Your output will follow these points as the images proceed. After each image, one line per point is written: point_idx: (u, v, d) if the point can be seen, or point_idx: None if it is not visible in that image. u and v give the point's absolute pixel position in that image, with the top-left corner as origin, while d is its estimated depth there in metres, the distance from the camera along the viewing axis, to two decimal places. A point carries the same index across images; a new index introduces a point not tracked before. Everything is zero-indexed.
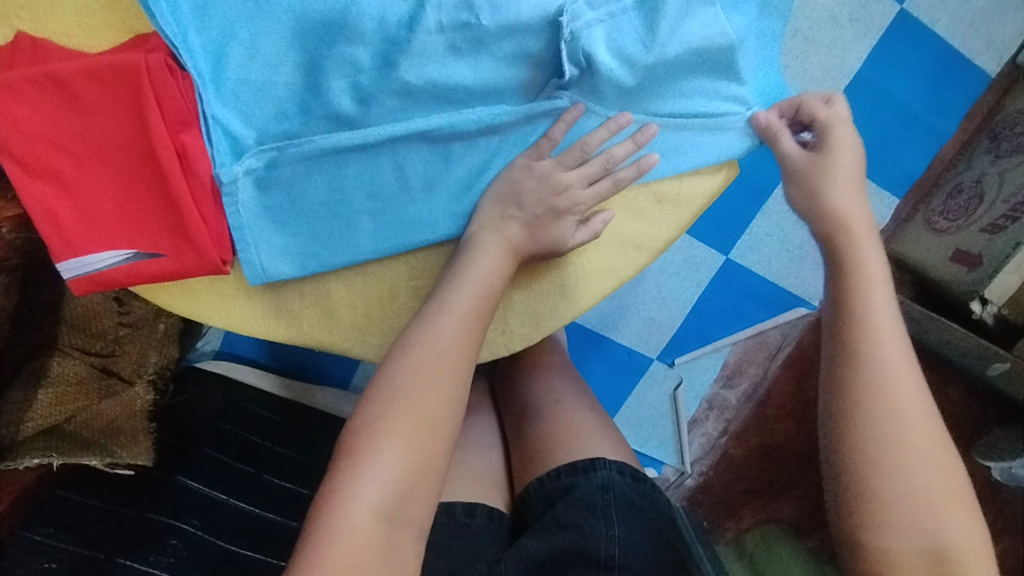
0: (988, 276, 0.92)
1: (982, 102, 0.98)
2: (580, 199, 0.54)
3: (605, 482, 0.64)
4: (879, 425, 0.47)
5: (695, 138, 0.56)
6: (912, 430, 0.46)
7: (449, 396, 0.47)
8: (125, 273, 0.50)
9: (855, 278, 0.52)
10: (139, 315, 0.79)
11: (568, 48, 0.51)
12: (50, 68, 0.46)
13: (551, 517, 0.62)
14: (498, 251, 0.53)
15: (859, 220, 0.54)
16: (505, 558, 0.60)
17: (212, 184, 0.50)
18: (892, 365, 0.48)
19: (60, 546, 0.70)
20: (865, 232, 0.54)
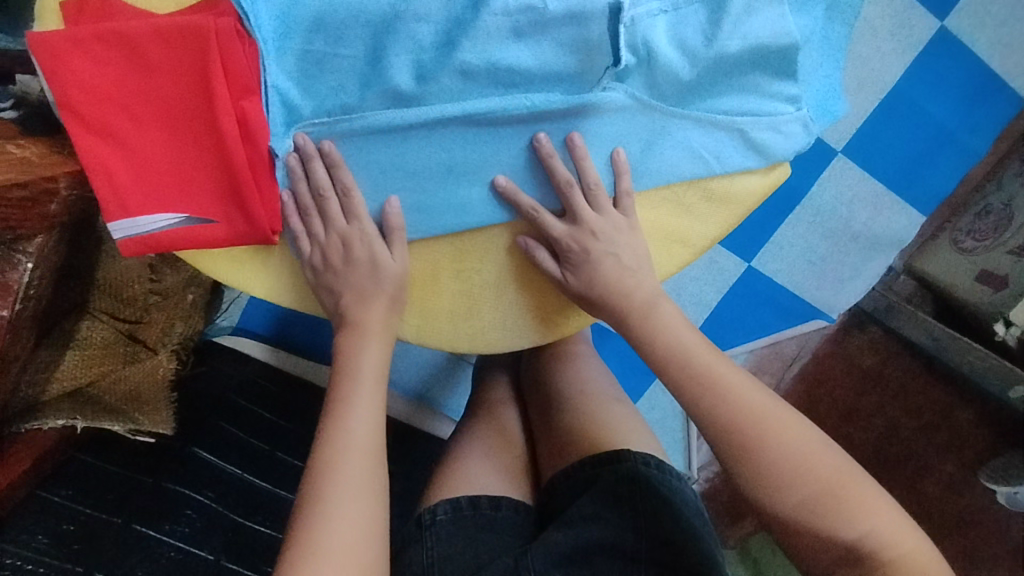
0: (1012, 299, 0.90)
1: (1016, 126, 0.98)
2: (369, 238, 0.53)
3: (631, 473, 0.64)
4: (773, 480, 0.48)
5: (747, 137, 0.55)
6: (796, 459, 0.49)
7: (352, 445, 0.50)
8: (175, 237, 0.50)
9: (664, 362, 0.53)
10: (170, 284, 0.77)
11: (628, 36, 0.51)
12: (118, 25, 0.46)
13: (576, 509, 0.63)
14: (380, 300, 0.54)
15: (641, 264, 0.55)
16: (532, 550, 0.61)
17: (269, 154, 0.50)
18: (748, 415, 0.50)
19: (78, 508, 0.72)
20: (641, 296, 0.55)
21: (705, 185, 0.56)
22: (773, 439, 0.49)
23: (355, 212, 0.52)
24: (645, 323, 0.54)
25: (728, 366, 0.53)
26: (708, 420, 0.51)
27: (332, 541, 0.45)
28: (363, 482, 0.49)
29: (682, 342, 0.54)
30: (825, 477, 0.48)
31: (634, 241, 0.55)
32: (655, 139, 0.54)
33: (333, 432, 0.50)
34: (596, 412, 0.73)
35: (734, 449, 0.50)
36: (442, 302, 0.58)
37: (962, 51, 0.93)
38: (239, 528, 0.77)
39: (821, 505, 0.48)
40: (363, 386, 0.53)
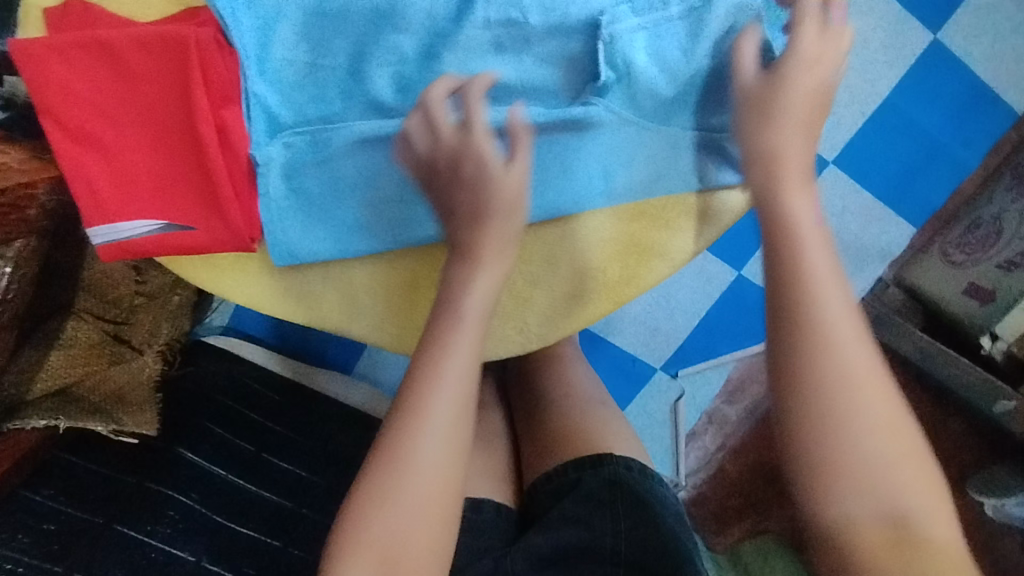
0: (1000, 312, 0.91)
1: (1006, 140, 0.95)
2: (485, 154, 0.49)
3: (611, 477, 0.66)
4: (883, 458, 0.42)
5: (722, 151, 0.55)
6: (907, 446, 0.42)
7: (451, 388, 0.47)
8: (154, 243, 0.51)
9: (795, 281, 0.45)
10: (156, 286, 0.82)
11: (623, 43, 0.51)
12: (99, 32, 0.46)
13: (558, 512, 0.63)
14: (505, 201, 0.50)
15: (796, 180, 0.48)
16: (512, 553, 0.62)
17: (248, 163, 0.50)
18: (868, 377, 0.43)
19: (60, 509, 0.71)
20: (796, 170, 0.49)
21: (681, 202, 0.58)
22: (876, 418, 0.42)
23: (473, 123, 0.49)
24: (786, 244, 0.46)
25: (858, 324, 0.45)
26: (818, 369, 0.43)
27: (405, 488, 0.44)
28: (446, 433, 0.46)
29: (816, 275, 0.45)
30: (911, 484, 0.42)
31: (803, 153, 0.49)
32: (632, 153, 0.55)
33: (433, 368, 0.47)
34: (580, 414, 0.73)
35: (830, 412, 0.42)
36: (422, 312, 0.58)
37: (953, 64, 0.92)
38: (220, 530, 0.75)
39: (909, 510, 0.41)
40: (473, 326, 0.49)
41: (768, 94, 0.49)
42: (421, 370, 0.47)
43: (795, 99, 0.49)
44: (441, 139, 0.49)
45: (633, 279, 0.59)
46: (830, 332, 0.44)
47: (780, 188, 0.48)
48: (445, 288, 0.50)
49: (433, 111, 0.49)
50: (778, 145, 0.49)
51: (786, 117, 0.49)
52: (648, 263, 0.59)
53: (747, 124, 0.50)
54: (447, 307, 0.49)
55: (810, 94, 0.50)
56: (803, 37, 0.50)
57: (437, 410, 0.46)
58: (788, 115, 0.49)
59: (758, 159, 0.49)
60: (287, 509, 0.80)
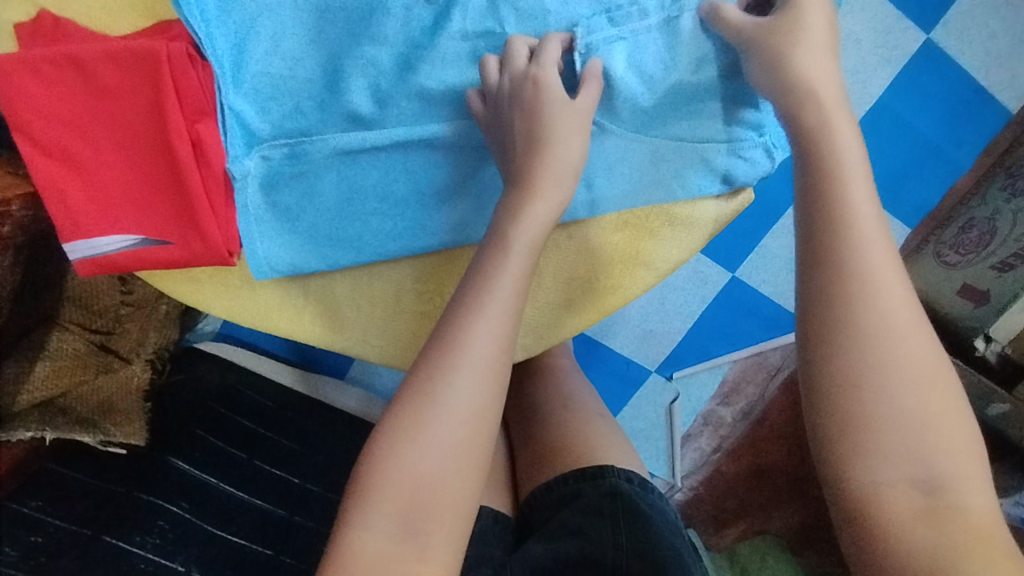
0: (993, 314, 0.87)
1: (999, 140, 0.89)
2: (551, 80, 0.48)
3: (612, 489, 0.65)
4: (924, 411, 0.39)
5: (708, 160, 0.55)
6: (948, 404, 0.40)
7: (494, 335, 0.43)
8: (131, 258, 0.50)
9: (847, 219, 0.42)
10: (142, 295, 0.77)
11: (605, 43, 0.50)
12: (69, 48, 0.45)
13: (559, 523, 0.63)
14: (562, 132, 0.47)
15: (836, 112, 0.46)
16: (511, 563, 0.62)
17: (225, 176, 0.50)
18: (905, 325, 0.41)
19: (48, 520, 0.68)
20: (834, 100, 0.46)
21: (664, 212, 0.58)
22: (919, 360, 0.40)
23: (541, 57, 0.48)
24: (830, 176, 0.44)
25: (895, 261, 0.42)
26: (856, 305, 0.41)
27: (431, 432, 0.41)
28: (478, 376, 0.42)
29: (859, 208, 0.43)
30: (956, 443, 0.39)
31: (830, 80, 0.47)
32: (613, 162, 0.55)
33: (470, 307, 0.43)
34: (580, 425, 0.73)
35: (872, 352, 0.40)
36: (405, 325, 0.58)
37: (944, 64, 0.85)
38: (210, 537, 0.72)
39: (945, 462, 0.39)
40: (514, 263, 0.45)
41: (774, 26, 0.47)
42: (449, 314, 0.44)
43: (816, 36, 0.47)
44: (512, 72, 0.48)
45: (620, 287, 0.59)
46: (876, 273, 0.41)
47: (820, 119, 0.46)
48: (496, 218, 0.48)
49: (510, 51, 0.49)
50: (802, 72, 0.46)
51: (812, 47, 0.47)
52: (639, 271, 0.59)
53: (779, 53, 0.47)
54: (489, 243, 0.46)
55: (822, 20, 0.48)
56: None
57: (471, 351, 0.42)
58: (808, 40, 0.47)
59: (791, 94, 0.46)
60: (279, 518, 0.75)
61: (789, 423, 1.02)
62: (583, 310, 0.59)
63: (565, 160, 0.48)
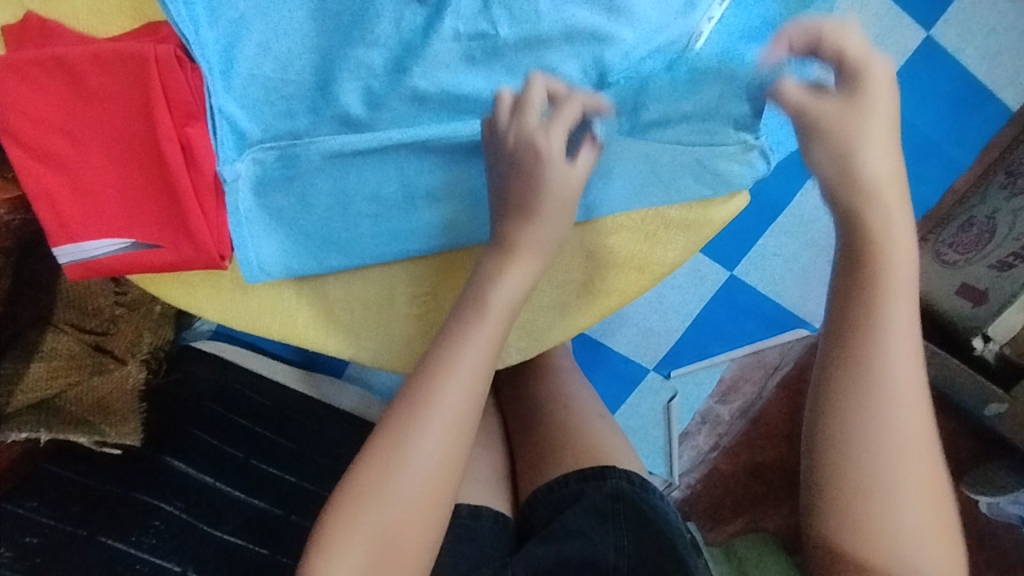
0: (993, 314, 0.86)
1: (1001, 137, 0.87)
2: (553, 149, 0.49)
3: (614, 491, 0.65)
4: (907, 484, 0.41)
5: (704, 167, 0.54)
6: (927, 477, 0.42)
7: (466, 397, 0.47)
8: (122, 262, 0.50)
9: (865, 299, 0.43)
10: (137, 296, 0.76)
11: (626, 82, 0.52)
12: (56, 50, 0.45)
13: (560, 524, 0.63)
14: (548, 204, 0.50)
15: (894, 208, 0.44)
16: (513, 563, 0.61)
17: (215, 181, 0.49)
18: (904, 401, 0.42)
19: (43, 521, 0.67)
20: (887, 188, 0.44)
21: (661, 215, 0.57)
22: (911, 449, 0.42)
23: (558, 117, 0.49)
24: (880, 270, 0.43)
25: (915, 357, 0.43)
26: (869, 398, 0.42)
27: (399, 484, 0.45)
28: (447, 434, 0.46)
29: (894, 303, 0.43)
30: (930, 514, 0.41)
31: (894, 172, 0.44)
32: (612, 168, 0.54)
33: (441, 369, 0.47)
34: (581, 427, 0.72)
35: (869, 434, 0.42)
36: (400, 327, 0.57)
37: (945, 61, 0.84)
38: (205, 538, 0.70)
39: (917, 542, 0.41)
40: (489, 326, 0.48)
41: (843, 112, 0.45)
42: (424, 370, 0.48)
43: (883, 126, 0.45)
44: (522, 127, 0.48)
45: (615, 290, 0.58)
46: (885, 356, 0.42)
47: (874, 210, 0.44)
48: (475, 279, 0.51)
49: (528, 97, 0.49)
50: (866, 171, 0.44)
51: (873, 137, 0.44)
52: (635, 277, 0.58)
53: (838, 146, 0.45)
54: (466, 306, 0.49)
55: (889, 116, 0.45)
56: (857, 46, 0.45)
57: (442, 409, 0.46)
58: (872, 136, 0.44)
59: (843, 183, 0.45)
60: (276, 517, 0.74)
61: (789, 421, 1.01)
62: (582, 314, 0.59)
63: (550, 229, 0.51)
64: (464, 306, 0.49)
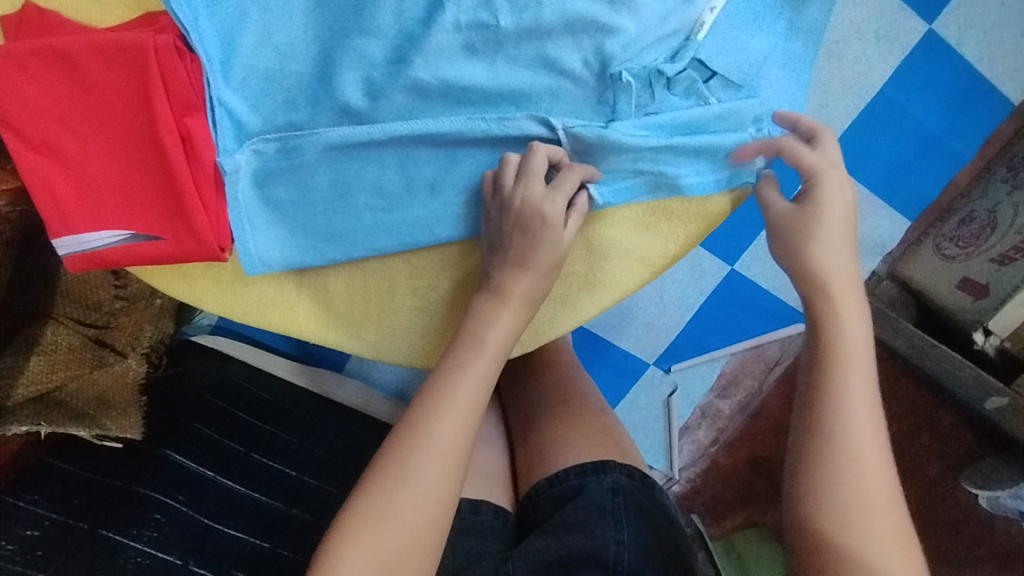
0: (994, 308, 0.83)
1: (1000, 132, 0.88)
2: (557, 215, 0.51)
3: (614, 486, 0.66)
4: (863, 498, 0.47)
5: (674, 185, 0.54)
6: (882, 494, 0.47)
7: (462, 424, 0.49)
8: (122, 254, 0.50)
9: (832, 344, 0.50)
10: (137, 289, 0.77)
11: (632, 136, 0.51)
12: (55, 41, 0.45)
13: (561, 518, 0.63)
14: (543, 230, 0.51)
15: (845, 289, 0.51)
16: (513, 557, 0.61)
17: (215, 172, 0.49)
18: (861, 429, 0.48)
19: (44, 514, 0.67)
20: (840, 269, 0.51)
21: (663, 207, 0.57)
22: (874, 479, 0.47)
23: (560, 185, 0.51)
24: (837, 333, 0.50)
25: (873, 402, 0.49)
26: (837, 439, 0.48)
27: (393, 509, 0.46)
28: (440, 463, 0.48)
29: (852, 357, 0.50)
30: (889, 528, 0.46)
31: (847, 268, 0.52)
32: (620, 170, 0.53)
33: (435, 401, 0.49)
34: (581, 421, 0.73)
35: (835, 453, 0.47)
36: (400, 320, 0.57)
37: (947, 53, 0.84)
38: (206, 531, 0.70)
39: (886, 564, 0.45)
40: (481, 359, 0.51)
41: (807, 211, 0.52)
42: (424, 395, 0.50)
43: (837, 228, 0.51)
44: (529, 194, 0.50)
45: (618, 282, 0.58)
46: (850, 389, 0.49)
47: (828, 283, 0.51)
48: (468, 318, 0.52)
49: (529, 163, 0.50)
50: (828, 256, 0.51)
51: (827, 240, 0.51)
52: (636, 269, 0.58)
53: (792, 248, 0.52)
54: (459, 341, 0.51)
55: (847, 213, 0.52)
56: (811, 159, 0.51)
57: (433, 438, 0.48)
58: (824, 237, 0.51)
59: (797, 274, 0.52)
60: (277, 510, 0.74)
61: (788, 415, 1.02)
62: (584, 307, 0.58)
63: (542, 263, 0.51)
64: (458, 342, 0.51)
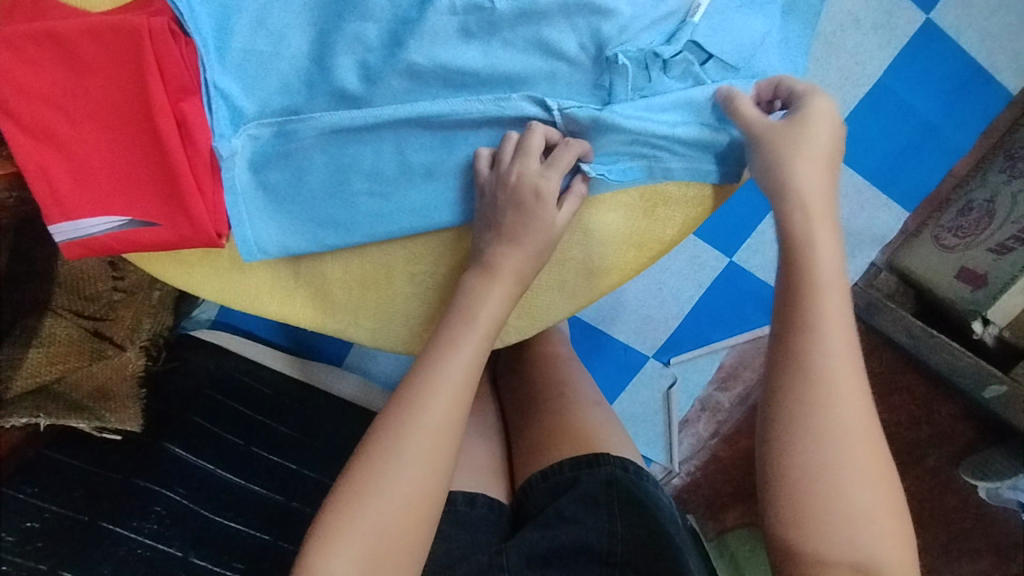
0: (993, 298, 0.82)
1: (999, 122, 0.88)
2: (551, 194, 0.51)
3: (609, 478, 0.65)
4: (832, 437, 0.45)
5: (669, 171, 0.54)
6: (852, 434, 0.45)
7: (456, 397, 0.49)
8: (119, 240, 0.50)
9: (805, 276, 0.48)
10: (134, 281, 0.76)
11: (636, 119, 0.52)
12: (51, 25, 0.45)
13: (555, 510, 0.63)
14: (535, 216, 0.51)
15: (821, 209, 0.49)
16: (507, 549, 0.61)
17: (212, 157, 0.49)
18: (835, 367, 0.46)
19: (43, 505, 0.66)
20: (815, 186, 0.49)
21: (659, 191, 0.57)
22: (856, 444, 0.45)
23: (555, 165, 0.51)
24: (817, 287, 0.47)
25: (855, 363, 0.47)
26: (816, 399, 0.45)
27: (389, 484, 0.46)
28: (434, 437, 0.48)
29: (835, 317, 0.47)
30: (860, 471, 0.44)
31: (824, 185, 0.50)
32: (616, 154, 0.54)
33: (429, 374, 0.49)
34: (578, 412, 0.73)
35: (807, 390, 0.46)
36: (398, 306, 0.57)
37: (945, 43, 0.84)
38: (207, 524, 0.69)
39: (847, 507, 0.44)
40: (473, 335, 0.50)
41: (790, 130, 0.50)
42: (417, 367, 0.50)
43: (820, 146, 0.50)
44: (525, 171, 0.50)
45: (613, 268, 0.58)
46: (823, 326, 0.47)
47: (805, 232, 0.49)
48: (458, 295, 0.52)
49: (527, 142, 0.51)
50: (803, 186, 0.49)
51: (808, 153, 0.49)
52: (633, 255, 0.58)
53: (773, 154, 0.50)
54: (452, 318, 0.51)
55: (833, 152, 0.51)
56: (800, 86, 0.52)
57: (428, 413, 0.48)
58: (808, 150, 0.50)
59: (777, 190, 0.50)
60: (276, 502, 0.74)
61: None
62: (581, 293, 0.59)
63: (532, 241, 0.51)
64: (452, 320, 0.51)
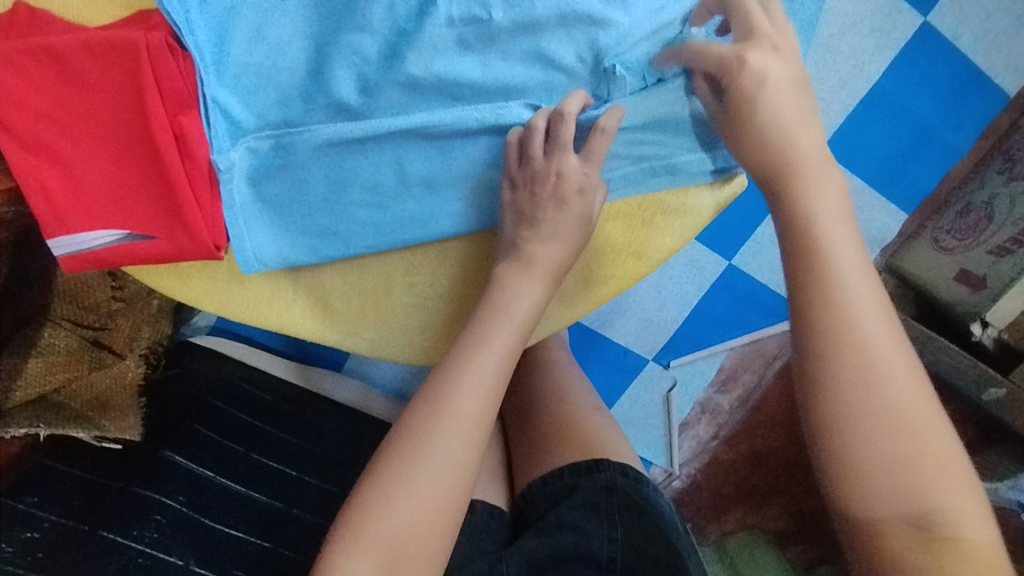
0: (990, 300, 0.84)
1: (999, 123, 0.87)
2: (593, 189, 0.52)
3: (608, 484, 0.65)
4: (870, 386, 0.43)
5: (673, 166, 0.55)
6: (893, 384, 0.43)
7: (489, 400, 0.49)
8: (116, 253, 0.50)
9: (815, 226, 0.46)
10: (133, 290, 0.76)
11: (670, 99, 0.52)
12: (48, 40, 0.45)
13: (555, 516, 0.63)
14: (552, 237, 0.52)
15: (816, 173, 0.48)
16: (507, 556, 0.61)
17: (210, 170, 0.49)
18: (856, 312, 0.44)
19: (43, 515, 0.66)
20: (812, 157, 0.48)
21: (657, 201, 0.57)
22: (899, 389, 0.43)
23: (593, 158, 0.50)
24: (821, 230, 0.46)
25: (886, 314, 0.45)
26: (841, 348, 0.43)
27: (415, 484, 0.46)
28: (464, 436, 0.48)
29: (841, 255, 0.45)
30: (912, 421, 0.42)
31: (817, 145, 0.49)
32: (618, 155, 0.54)
33: (458, 372, 0.49)
34: (578, 419, 0.73)
35: (841, 346, 0.43)
36: (397, 316, 0.57)
37: (943, 47, 0.84)
38: (208, 531, 0.69)
39: (895, 458, 0.42)
40: (506, 333, 0.51)
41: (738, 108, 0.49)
42: (449, 362, 0.50)
43: (784, 107, 0.49)
44: (563, 169, 0.51)
45: (614, 278, 0.58)
46: (840, 272, 0.45)
47: (802, 183, 0.48)
48: (493, 287, 0.52)
49: (561, 133, 0.50)
50: (792, 155, 0.48)
51: (783, 122, 0.49)
52: (634, 261, 0.58)
53: (748, 139, 0.49)
54: (484, 313, 0.51)
55: (799, 107, 0.50)
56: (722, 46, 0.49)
57: (456, 410, 0.48)
58: (781, 122, 0.48)
59: (764, 169, 0.49)
60: (276, 510, 0.73)
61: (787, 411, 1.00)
62: (579, 301, 0.59)
63: (543, 263, 0.52)
64: (483, 315, 0.51)
